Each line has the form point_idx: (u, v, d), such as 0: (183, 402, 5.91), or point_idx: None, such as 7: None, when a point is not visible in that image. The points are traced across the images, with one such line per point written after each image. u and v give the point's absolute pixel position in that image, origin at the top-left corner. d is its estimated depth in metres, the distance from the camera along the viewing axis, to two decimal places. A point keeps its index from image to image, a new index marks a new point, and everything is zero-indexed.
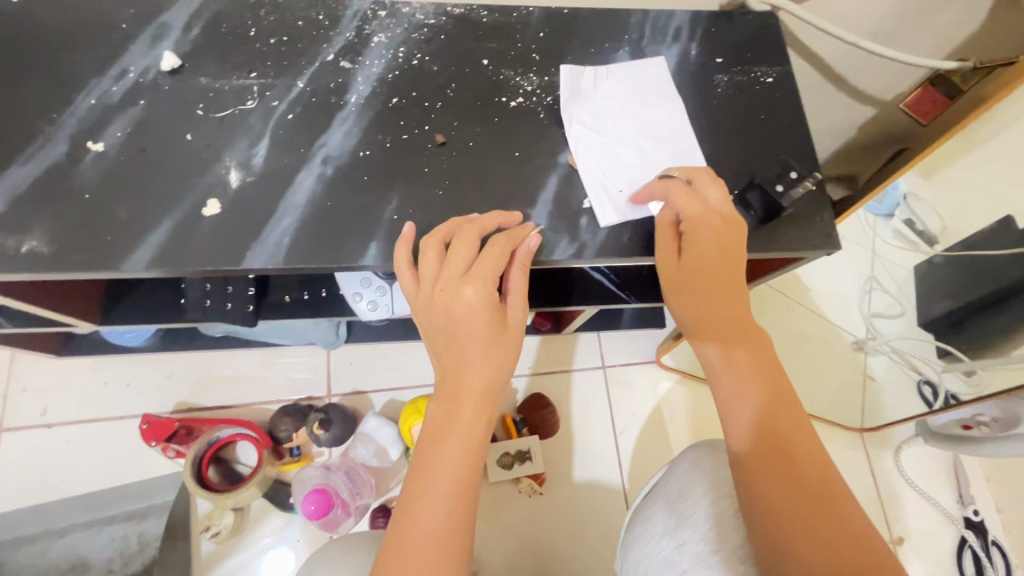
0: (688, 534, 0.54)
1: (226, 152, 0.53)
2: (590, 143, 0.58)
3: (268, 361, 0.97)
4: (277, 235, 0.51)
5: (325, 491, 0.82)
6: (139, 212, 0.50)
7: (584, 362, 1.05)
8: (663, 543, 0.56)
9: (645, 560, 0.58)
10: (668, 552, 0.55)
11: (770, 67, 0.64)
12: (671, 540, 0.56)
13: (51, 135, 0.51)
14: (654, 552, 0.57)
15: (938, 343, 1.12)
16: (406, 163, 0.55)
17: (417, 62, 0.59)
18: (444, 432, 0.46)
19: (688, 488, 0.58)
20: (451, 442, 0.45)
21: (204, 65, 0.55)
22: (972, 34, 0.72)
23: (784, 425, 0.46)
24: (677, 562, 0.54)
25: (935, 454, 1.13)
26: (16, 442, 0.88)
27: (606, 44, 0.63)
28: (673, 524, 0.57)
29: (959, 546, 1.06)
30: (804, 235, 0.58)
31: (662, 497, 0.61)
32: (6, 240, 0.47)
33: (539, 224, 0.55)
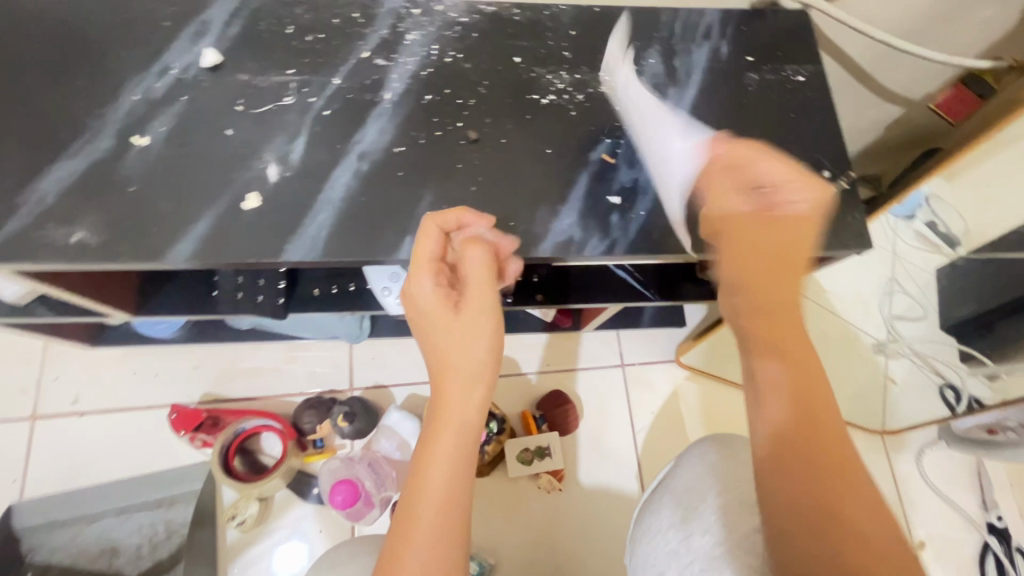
0: (696, 526, 0.55)
1: (265, 147, 0.54)
2: (626, 160, 0.57)
3: (292, 355, 0.99)
4: (314, 229, 0.52)
5: (354, 483, 0.84)
6: (182, 205, 0.51)
7: (603, 359, 1.06)
8: (669, 536, 0.57)
9: (651, 552, 0.58)
10: (675, 544, 0.56)
11: (800, 65, 0.64)
12: (677, 533, 0.56)
13: (98, 129, 0.52)
14: (660, 544, 0.57)
15: (960, 347, 1.12)
16: (439, 160, 0.56)
17: (450, 59, 0.59)
18: (433, 430, 0.45)
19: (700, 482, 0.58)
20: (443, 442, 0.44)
21: (244, 62, 0.56)
22: (1006, 33, 0.71)
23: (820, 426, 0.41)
24: (684, 554, 0.54)
25: (958, 459, 1.12)
26: (49, 429, 0.90)
27: (637, 42, 0.63)
28: (679, 517, 0.57)
29: (982, 551, 1.05)
30: (833, 235, 0.58)
31: (668, 492, 0.61)
32: (56, 231, 0.49)
33: (568, 220, 0.55)
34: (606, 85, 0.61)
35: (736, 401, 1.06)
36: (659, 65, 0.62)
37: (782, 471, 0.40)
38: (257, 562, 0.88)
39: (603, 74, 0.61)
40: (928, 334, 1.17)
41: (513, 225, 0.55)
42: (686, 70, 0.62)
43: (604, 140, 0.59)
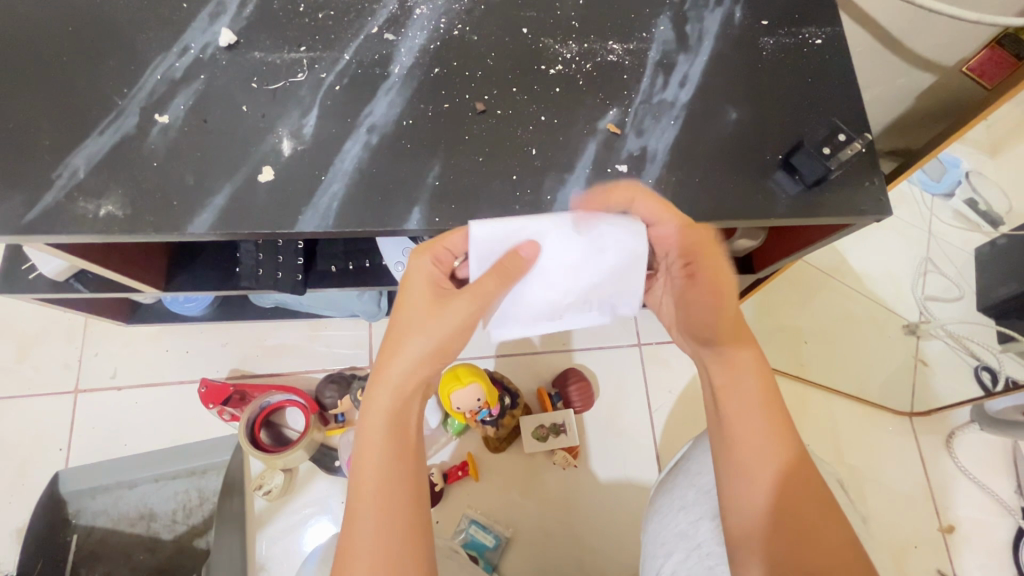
0: (705, 508, 0.56)
1: (279, 123, 0.55)
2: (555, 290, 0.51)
3: (314, 333, 1.02)
4: (325, 201, 0.54)
5: None
6: (201, 179, 0.53)
7: (619, 339, 1.06)
8: (679, 517, 0.58)
9: (661, 532, 0.60)
10: (684, 525, 0.57)
11: (819, 28, 0.62)
12: (687, 514, 0.58)
13: (122, 108, 0.54)
14: (670, 525, 0.59)
15: (1000, 327, 1.10)
16: (448, 131, 0.56)
17: (458, 32, 0.60)
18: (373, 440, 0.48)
19: (709, 460, 0.59)
20: (379, 455, 0.47)
21: (258, 40, 0.58)
22: None
23: (798, 469, 0.49)
24: (692, 536, 0.56)
25: (992, 443, 1.07)
26: (90, 402, 0.96)
27: (647, 9, 0.62)
28: (691, 497, 0.58)
29: (1016, 537, 1.01)
30: (852, 201, 0.56)
31: (681, 476, 0.62)
32: (86, 204, 0.52)
33: (576, 189, 0.55)
34: (615, 53, 0.60)
35: None
36: (669, 32, 0.61)
37: (782, 505, 0.47)
38: (288, 529, 0.92)
39: (612, 43, 0.60)
40: (963, 315, 1.14)
41: (519, 193, 0.55)
42: (697, 37, 0.61)
43: (612, 109, 0.58)
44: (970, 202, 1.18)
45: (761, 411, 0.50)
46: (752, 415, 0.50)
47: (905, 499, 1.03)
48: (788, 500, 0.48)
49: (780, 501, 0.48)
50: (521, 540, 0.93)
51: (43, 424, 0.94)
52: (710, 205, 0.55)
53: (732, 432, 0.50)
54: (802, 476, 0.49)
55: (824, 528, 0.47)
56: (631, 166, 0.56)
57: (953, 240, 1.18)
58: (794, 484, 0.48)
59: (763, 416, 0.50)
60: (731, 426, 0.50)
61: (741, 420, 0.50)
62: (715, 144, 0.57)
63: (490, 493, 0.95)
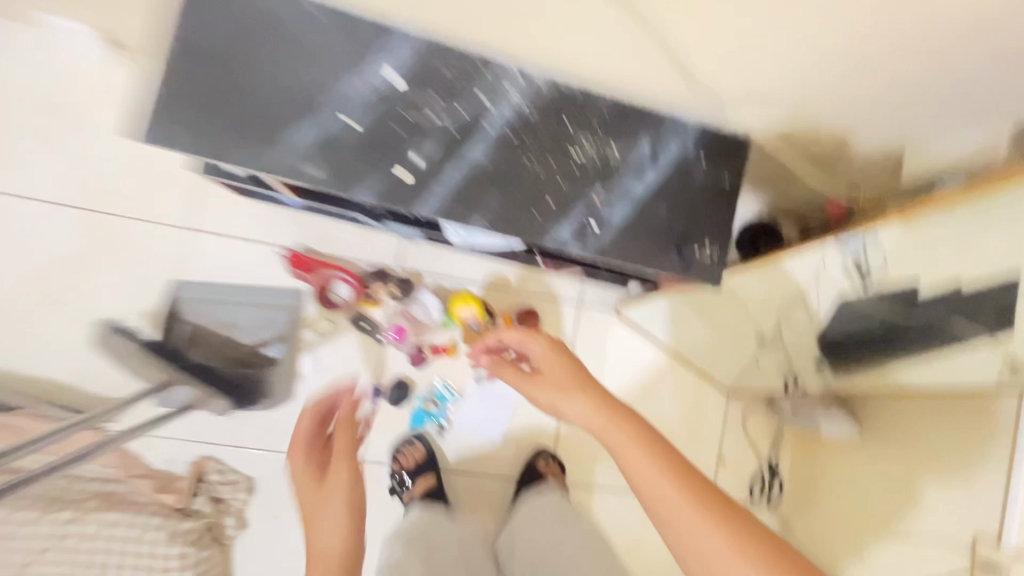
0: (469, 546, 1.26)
1: (415, 143, 0.96)
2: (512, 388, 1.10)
3: (365, 235, 1.46)
4: (432, 200, 0.97)
5: (400, 327, 1.44)
6: (367, 167, 0.94)
7: (567, 296, 1.60)
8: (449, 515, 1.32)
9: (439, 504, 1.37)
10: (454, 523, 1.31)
11: (728, 171, 1.07)
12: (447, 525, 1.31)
13: (328, 108, 0.92)
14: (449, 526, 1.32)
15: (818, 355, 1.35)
16: (506, 176, 0.99)
17: (529, 112, 0.99)
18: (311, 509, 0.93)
19: None
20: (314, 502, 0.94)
21: (411, 83, 0.94)
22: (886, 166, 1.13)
23: (678, 464, 0.75)
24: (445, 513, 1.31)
25: (769, 420, 1.72)
26: (204, 242, 1.40)
27: (641, 129, 1.02)
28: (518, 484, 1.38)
29: (754, 475, 1.71)
30: (700, 277, 1.05)
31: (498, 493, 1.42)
32: (303, 166, 0.92)
33: (566, 231, 1.00)
34: (613, 154, 1.02)
35: (643, 345, 1.67)
36: (648, 148, 1.03)
37: (686, 489, 0.72)
38: (325, 356, 1.44)
39: (614, 146, 1.02)
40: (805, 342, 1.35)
41: (535, 225, 1.00)
42: (662, 155, 1.03)
43: (599, 188, 1.02)
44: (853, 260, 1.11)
45: (616, 436, 0.80)
46: (631, 454, 0.77)
47: (702, 436, 1.71)
48: (678, 486, 0.72)
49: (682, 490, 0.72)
50: (459, 419, 1.52)
51: (171, 248, 1.38)
52: (631, 259, 1.03)
53: (625, 460, 0.77)
54: (691, 468, 0.75)
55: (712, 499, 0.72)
56: (598, 226, 1.02)
57: (828, 286, 1.18)
58: (688, 474, 0.74)
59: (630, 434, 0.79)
60: (625, 451, 0.77)
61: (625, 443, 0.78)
62: (646, 225, 1.03)
63: (458, 368, 1.51)
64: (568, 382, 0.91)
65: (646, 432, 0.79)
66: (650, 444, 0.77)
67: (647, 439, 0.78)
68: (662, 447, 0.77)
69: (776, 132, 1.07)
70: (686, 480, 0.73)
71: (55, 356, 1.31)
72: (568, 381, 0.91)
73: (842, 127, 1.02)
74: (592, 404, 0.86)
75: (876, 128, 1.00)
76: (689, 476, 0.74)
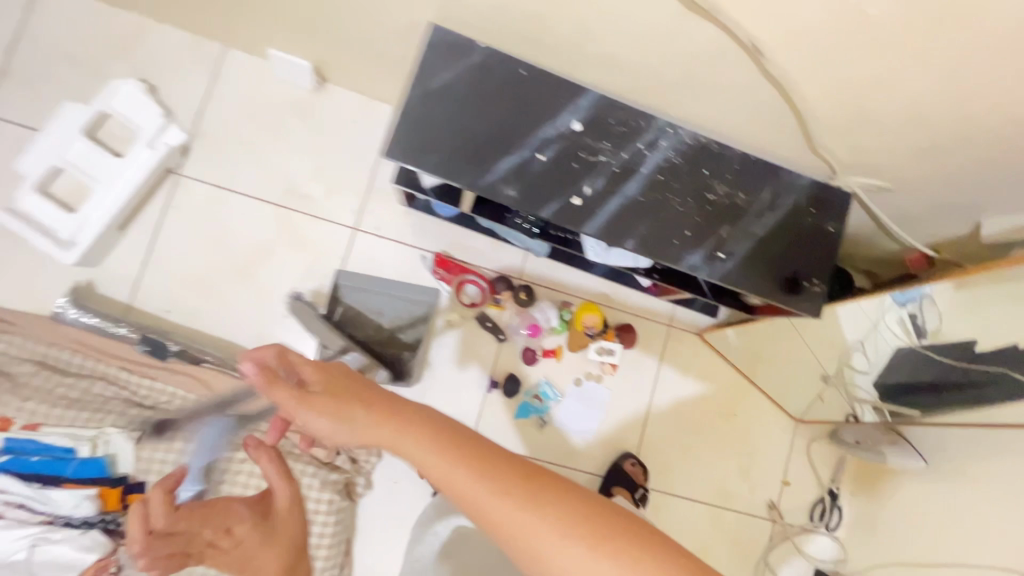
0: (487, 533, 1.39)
1: (586, 177, 1.21)
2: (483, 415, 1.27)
3: (495, 247, 1.71)
4: (595, 222, 1.21)
5: (533, 324, 1.69)
6: (549, 192, 1.20)
7: (660, 318, 1.81)
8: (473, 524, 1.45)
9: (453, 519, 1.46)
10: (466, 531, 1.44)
11: (835, 220, 1.28)
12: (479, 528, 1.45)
13: (525, 146, 1.19)
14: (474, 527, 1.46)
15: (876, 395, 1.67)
16: (654, 209, 1.22)
17: (676, 160, 1.23)
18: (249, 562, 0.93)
19: None
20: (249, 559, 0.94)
21: (587, 131, 1.21)
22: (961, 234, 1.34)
23: (540, 492, 0.69)
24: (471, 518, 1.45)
25: (832, 451, 1.87)
26: (364, 241, 1.67)
27: (764, 181, 1.26)
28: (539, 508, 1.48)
29: (816, 501, 1.85)
30: (806, 306, 1.25)
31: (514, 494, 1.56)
32: (501, 187, 1.19)
33: (698, 257, 1.23)
34: (740, 198, 1.25)
35: (722, 369, 1.86)
36: (768, 197, 1.26)
37: (566, 530, 0.67)
38: (452, 345, 1.69)
39: (741, 192, 1.25)
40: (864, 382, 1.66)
41: (673, 250, 1.23)
42: (780, 204, 1.26)
43: (727, 225, 1.24)
44: (912, 314, 1.42)
45: (420, 445, 0.73)
46: (424, 461, 0.72)
47: (768, 459, 1.87)
48: (553, 526, 0.67)
49: (545, 515, 0.67)
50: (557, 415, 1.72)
51: (338, 243, 1.66)
52: (749, 286, 1.24)
53: (466, 490, 0.70)
54: (548, 481, 0.70)
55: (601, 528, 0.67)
56: (724, 256, 1.24)
57: (887, 338, 1.51)
58: (531, 487, 0.69)
59: (488, 472, 0.71)
60: (398, 439, 0.74)
61: (417, 444, 0.73)
62: (762, 260, 1.25)
63: (562, 371, 1.73)
64: (329, 389, 0.80)
65: (491, 464, 0.71)
66: (476, 461, 0.71)
67: (472, 459, 0.71)
68: (511, 472, 0.70)
69: (876, 193, 1.29)
70: (509, 490, 0.69)
71: (244, 325, 1.60)
72: (331, 397, 0.79)
73: (934, 194, 1.23)
74: (363, 418, 0.76)
75: (963, 198, 1.21)
76: (544, 503, 0.68)
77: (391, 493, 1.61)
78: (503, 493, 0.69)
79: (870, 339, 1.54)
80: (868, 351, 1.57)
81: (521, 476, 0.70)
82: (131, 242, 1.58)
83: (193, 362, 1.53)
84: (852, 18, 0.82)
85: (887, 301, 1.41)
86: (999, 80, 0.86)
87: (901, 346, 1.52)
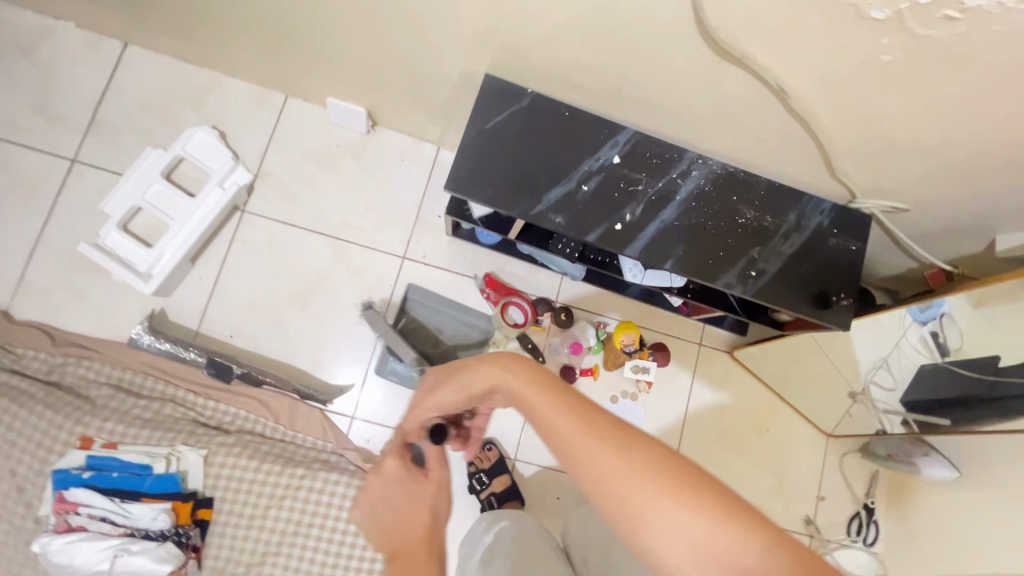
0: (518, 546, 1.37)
1: (626, 204, 1.33)
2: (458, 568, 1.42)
3: (533, 272, 1.82)
4: (636, 245, 1.32)
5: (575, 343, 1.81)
6: (593, 219, 1.32)
7: (690, 336, 1.90)
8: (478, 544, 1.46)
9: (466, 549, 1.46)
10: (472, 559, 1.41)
11: (857, 239, 1.38)
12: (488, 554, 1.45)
13: (570, 178, 1.32)
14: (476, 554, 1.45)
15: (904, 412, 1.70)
16: (689, 232, 1.34)
17: (708, 188, 1.35)
18: None
19: None
20: None
21: (626, 163, 1.34)
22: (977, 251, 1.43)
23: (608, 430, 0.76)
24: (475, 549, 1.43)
25: (865, 465, 1.92)
26: (412, 268, 1.79)
27: (789, 204, 1.37)
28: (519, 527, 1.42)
29: (852, 515, 1.89)
30: (836, 319, 1.34)
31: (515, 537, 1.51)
32: (550, 215, 1.31)
33: (732, 275, 1.33)
34: (768, 221, 1.36)
35: (752, 385, 1.93)
36: (794, 219, 1.36)
37: (636, 463, 0.71)
38: None
39: (769, 215, 1.36)
40: (889, 398, 1.71)
41: (709, 269, 1.33)
42: (806, 225, 1.37)
43: (757, 246, 1.35)
44: (933, 333, 1.51)
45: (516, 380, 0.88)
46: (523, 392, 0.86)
47: (801, 473, 1.92)
48: (624, 458, 0.72)
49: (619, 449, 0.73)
50: None
51: (388, 270, 1.78)
52: (781, 301, 1.34)
53: (553, 425, 0.79)
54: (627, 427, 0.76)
55: (668, 471, 0.70)
56: (756, 274, 1.34)
57: (908, 354, 1.59)
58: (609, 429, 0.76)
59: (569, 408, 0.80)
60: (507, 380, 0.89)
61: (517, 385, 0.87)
62: (792, 277, 1.35)
63: (599, 388, 1.82)
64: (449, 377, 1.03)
65: (575, 406, 0.80)
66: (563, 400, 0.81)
67: (558, 397, 0.82)
68: (597, 413, 0.79)
69: (894, 214, 1.39)
70: (582, 415, 0.79)
71: (302, 349, 1.71)
72: (467, 358, 0.99)
73: (949, 214, 1.33)
74: (481, 361, 0.94)
75: (978, 218, 1.31)
76: (623, 439, 0.74)
77: None
78: (584, 425, 0.77)
79: (890, 357, 1.62)
80: (890, 368, 1.64)
81: (599, 418, 0.78)
82: (200, 274, 1.72)
83: (255, 384, 1.64)
84: (870, 65, 0.95)
85: (908, 320, 1.51)
86: (1003, 113, 0.97)
87: (923, 362, 1.59)
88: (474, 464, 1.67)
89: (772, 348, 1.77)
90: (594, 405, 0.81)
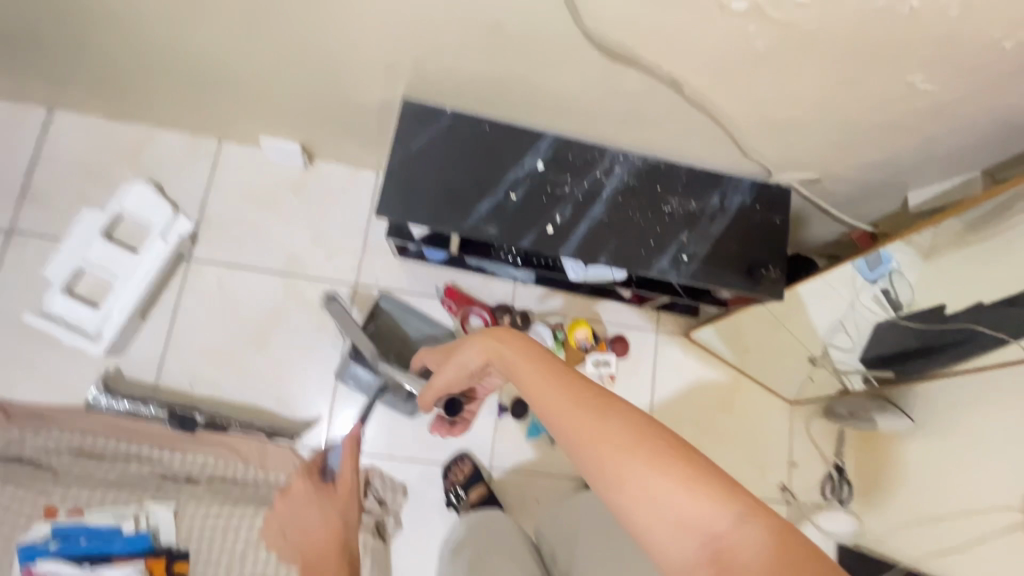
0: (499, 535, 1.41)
1: (555, 207, 1.38)
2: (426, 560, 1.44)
3: (485, 283, 1.86)
4: (569, 244, 1.37)
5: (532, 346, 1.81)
6: (525, 225, 1.36)
7: (646, 324, 1.95)
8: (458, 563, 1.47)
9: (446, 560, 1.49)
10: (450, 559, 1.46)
11: (779, 213, 1.44)
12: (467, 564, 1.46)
13: (498, 188, 1.36)
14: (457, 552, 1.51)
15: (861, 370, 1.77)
16: (619, 225, 1.39)
17: (632, 181, 1.41)
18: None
19: None
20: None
21: (550, 168, 1.39)
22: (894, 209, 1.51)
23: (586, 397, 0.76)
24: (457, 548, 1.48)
25: (830, 426, 1.98)
26: (365, 294, 1.81)
27: (710, 188, 1.43)
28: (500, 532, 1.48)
29: (824, 477, 1.94)
30: (768, 291, 1.40)
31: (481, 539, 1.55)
32: (483, 226, 1.35)
33: (665, 262, 1.38)
34: (693, 206, 1.42)
35: (712, 364, 1.99)
36: (717, 200, 1.43)
37: (609, 427, 0.72)
38: None
39: (693, 200, 1.42)
40: (848, 359, 1.79)
41: (642, 259, 1.38)
42: (728, 205, 1.43)
43: (686, 230, 1.40)
44: (885, 290, 1.61)
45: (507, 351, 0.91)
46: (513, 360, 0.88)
47: (771, 443, 1.97)
48: (599, 422, 0.73)
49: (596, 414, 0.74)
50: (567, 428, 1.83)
51: (342, 299, 1.80)
52: (714, 280, 1.39)
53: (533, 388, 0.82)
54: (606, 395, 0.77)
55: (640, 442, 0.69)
56: (688, 257, 1.39)
57: (863, 313, 1.68)
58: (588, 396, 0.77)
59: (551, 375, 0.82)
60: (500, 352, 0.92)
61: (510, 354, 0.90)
62: (722, 256, 1.41)
63: None
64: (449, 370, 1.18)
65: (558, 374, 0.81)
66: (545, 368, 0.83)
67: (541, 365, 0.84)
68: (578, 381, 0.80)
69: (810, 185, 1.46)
70: (564, 381, 0.80)
71: (264, 387, 1.72)
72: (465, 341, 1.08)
73: (858, 179, 1.41)
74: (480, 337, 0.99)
75: (884, 178, 1.38)
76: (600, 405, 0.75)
77: (420, 529, 1.68)
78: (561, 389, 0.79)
79: (847, 317, 1.70)
80: (848, 329, 1.72)
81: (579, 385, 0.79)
82: (152, 327, 1.71)
83: (220, 430, 1.64)
84: (747, 52, 1.01)
85: (859, 280, 1.60)
86: (877, 81, 1.04)
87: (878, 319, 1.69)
88: (449, 478, 1.70)
89: (724, 326, 1.82)
90: (580, 373, 0.82)
